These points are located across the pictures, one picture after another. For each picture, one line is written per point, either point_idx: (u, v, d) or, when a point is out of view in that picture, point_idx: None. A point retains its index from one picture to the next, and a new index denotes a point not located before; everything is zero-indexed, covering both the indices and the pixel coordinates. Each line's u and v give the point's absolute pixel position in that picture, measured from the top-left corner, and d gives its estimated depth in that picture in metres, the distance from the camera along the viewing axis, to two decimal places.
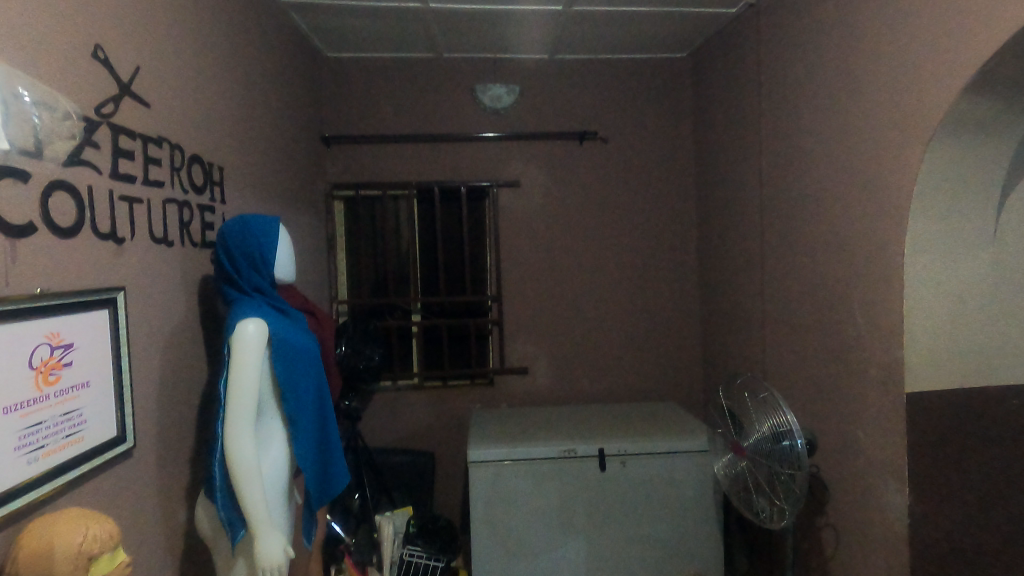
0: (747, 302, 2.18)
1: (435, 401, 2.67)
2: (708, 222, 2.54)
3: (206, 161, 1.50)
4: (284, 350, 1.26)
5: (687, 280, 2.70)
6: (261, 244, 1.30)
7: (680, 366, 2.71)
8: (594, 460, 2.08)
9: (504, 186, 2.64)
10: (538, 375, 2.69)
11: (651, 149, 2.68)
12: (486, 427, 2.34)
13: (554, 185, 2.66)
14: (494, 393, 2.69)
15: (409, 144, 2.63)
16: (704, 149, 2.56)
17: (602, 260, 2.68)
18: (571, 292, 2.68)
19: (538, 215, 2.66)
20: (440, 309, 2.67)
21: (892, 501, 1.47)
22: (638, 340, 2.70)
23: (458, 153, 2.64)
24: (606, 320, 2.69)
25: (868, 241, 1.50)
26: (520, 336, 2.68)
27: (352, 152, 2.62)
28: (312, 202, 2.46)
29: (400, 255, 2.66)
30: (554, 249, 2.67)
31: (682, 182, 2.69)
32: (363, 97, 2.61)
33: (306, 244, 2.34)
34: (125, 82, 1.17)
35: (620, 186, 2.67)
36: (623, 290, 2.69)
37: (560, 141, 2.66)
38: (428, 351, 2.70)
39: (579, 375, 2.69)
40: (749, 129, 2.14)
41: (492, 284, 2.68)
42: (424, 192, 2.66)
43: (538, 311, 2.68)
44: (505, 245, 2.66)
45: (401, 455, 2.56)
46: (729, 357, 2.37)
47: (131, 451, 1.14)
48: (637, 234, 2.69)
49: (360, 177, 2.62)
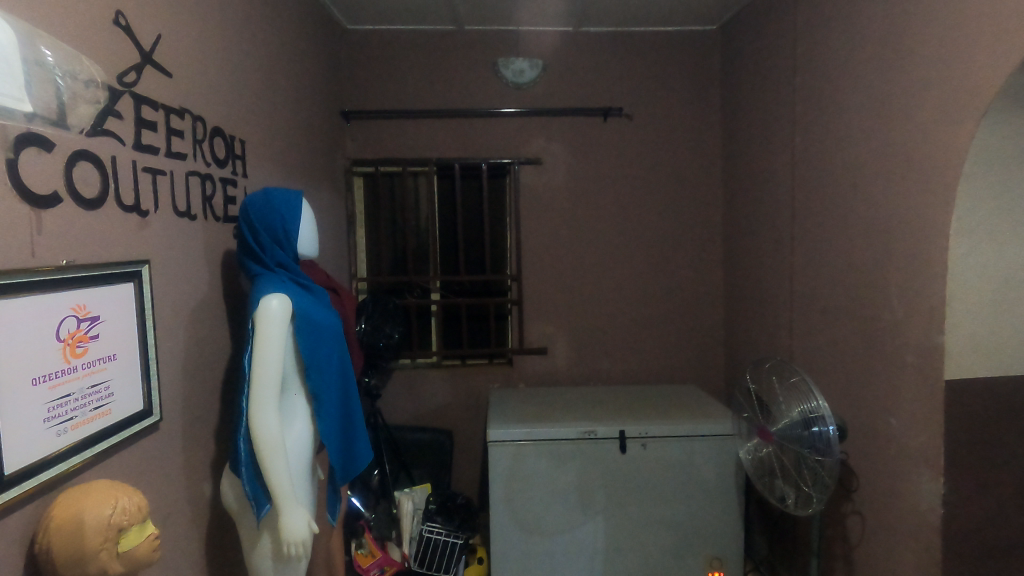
0: (776, 285, 2.12)
1: (454, 380, 2.67)
2: (736, 201, 2.47)
3: (227, 134, 1.48)
4: (307, 326, 1.25)
5: (712, 262, 2.65)
6: (283, 218, 1.28)
7: (703, 349, 2.67)
8: (614, 442, 2.07)
9: (525, 164, 2.59)
10: (557, 356, 2.67)
11: (677, 126, 2.60)
12: (505, 407, 2.33)
13: (576, 162, 2.61)
14: (513, 372, 2.68)
15: (430, 120, 2.58)
16: (733, 125, 2.48)
17: (625, 240, 2.63)
18: (593, 272, 2.64)
19: (560, 193, 2.61)
20: (460, 287, 2.65)
21: (924, 491, 1.43)
22: (660, 322, 2.66)
23: (479, 129, 2.59)
24: (628, 301, 2.65)
25: (909, 222, 1.44)
26: (540, 316, 2.66)
27: (372, 128, 2.58)
28: (332, 178, 2.44)
29: (420, 234, 2.65)
30: (575, 228, 2.63)
31: (709, 160, 2.62)
32: (383, 70, 2.56)
33: (326, 220, 2.33)
34: (146, 51, 1.14)
35: (644, 164, 2.61)
36: (646, 270, 2.64)
37: (583, 117, 2.59)
38: (447, 330, 2.69)
39: (600, 357, 2.67)
40: (782, 104, 2.06)
41: (512, 263, 2.65)
42: (444, 169, 2.62)
43: (559, 291, 2.65)
44: (526, 223, 2.62)
45: (421, 433, 2.57)
46: (754, 341, 2.32)
47: (157, 425, 1.14)
48: (662, 213, 2.63)
49: (380, 153, 2.59)
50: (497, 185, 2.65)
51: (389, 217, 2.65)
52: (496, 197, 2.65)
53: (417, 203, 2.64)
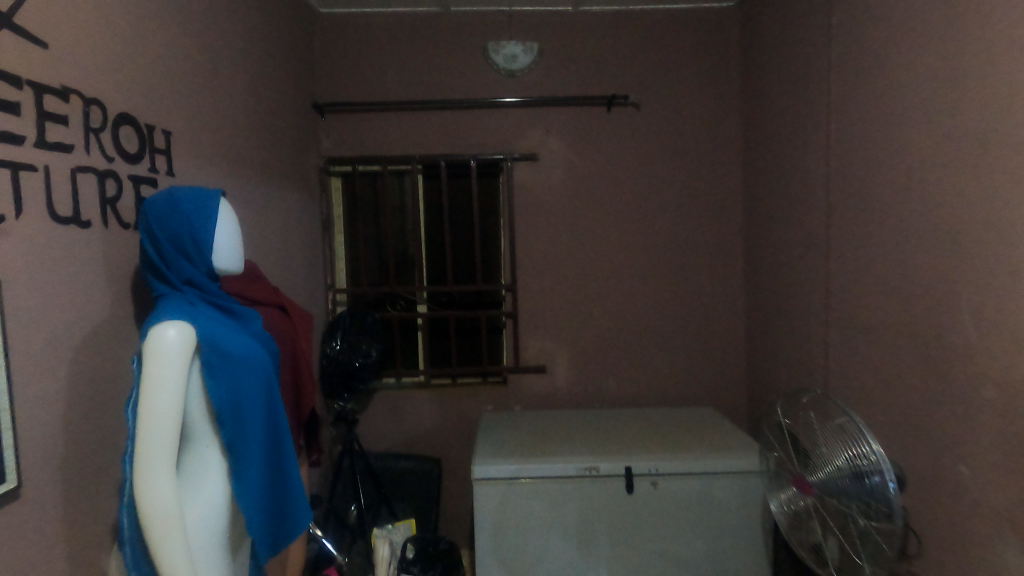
0: (809, 296, 1.83)
1: (442, 401, 2.40)
2: (759, 199, 2.18)
3: (142, 123, 1.22)
4: (217, 362, 0.99)
5: (731, 268, 2.35)
6: (191, 225, 1.02)
7: (722, 365, 2.37)
8: (620, 480, 1.78)
9: (520, 160, 2.32)
10: (557, 375, 2.38)
11: (691, 115, 2.31)
12: (497, 436, 2.05)
13: (578, 157, 2.33)
14: (508, 393, 2.40)
15: (413, 112, 2.32)
16: (755, 112, 2.19)
17: (633, 245, 2.35)
18: (597, 280, 2.35)
19: (559, 192, 2.33)
20: (448, 299, 2.38)
21: (1012, 563, 1.11)
22: (673, 336, 2.37)
23: (469, 121, 2.32)
24: (637, 313, 2.36)
25: (988, 220, 1.14)
26: (538, 330, 2.38)
27: (349, 123, 2.33)
28: (303, 178, 2.18)
29: (404, 239, 2.38)
30: (577, 231, 2.34)
31: (727, 154, 2.32)
32: (362, 58, 2.30)
33: (294, 225, 2.07)
34: (3, 12, 0.89)
35: (654, 158, 2.32)
36: (656, 277, 2.35)
37: (585, 107, 2.31)
38: (435, 345, 2.42)
39: (606, 375, 2.38)
40: (815, 85, 1.76)
41: (505, 271, 2.37)
42: (429, 167, 2.36)
43: (559, 302, 2.36)
44: (522, 226, 2.34)
45: (405, 461, 2.30)
46: (783, 360, 2.02)
47: (17, 491, 0.88)
48: (674, 214, 2.34)
49: (358, 151, 2.33)
50: (489, 184, 2.38)
51: (371, 222, 2.40)
52: (487, 197, 2.38)
53: (401, 206, 2.38)
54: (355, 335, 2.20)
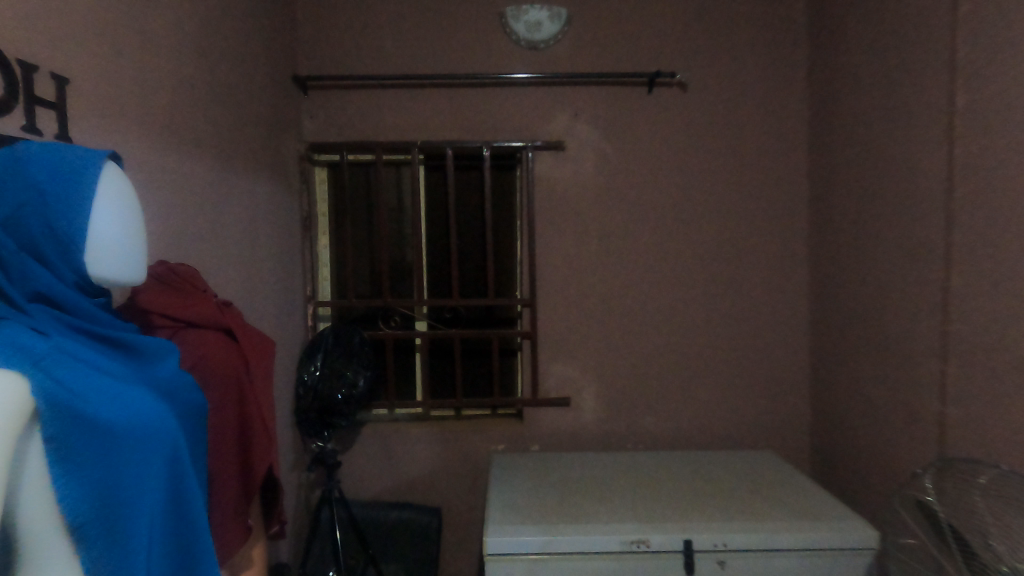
0: (919, 321, 1.43)
1: (444, 439, 1.98)
2: (835, 201, 1.79)
3: (12, 59, 0.82)
4: (75, 439, 0.59)
5: (795, 283, 1.95)
6: (50, 208, 0.62)
7: (782, 399, 1.97)
8: (677, 557, 1.37)
9: (543, 150, 1.92)
10: (583, 409, 1.98)
11: (748, 100, 1.93)
12: (514, 492, 1.64)
13: (612, 147, 1.93)
14: (523, 430, 1.99)
15: (415, 91, 1.92)
16: (830, 96, 1.80)
17: (678, 254, 1.95)
18: (633, 296, 1.95)
19: (589, 189, 1.94)
20: (454, 315, 1.99)
21: None
22: (724, 364, 1.97)
23: (482, 102, 1.93)
24: (681, 335, 1.96)
25: None
26: (560, 355, 1.97)
27: (337, 102, 1.93)
28: (279, 167, 1.78)
29: (403, 243, 1.99)
30: (610, 236, 1.95)
31: (791, 147, 1.93)
32: (354, 26, 1.91)
33: (264, 223, 1.67)
34: None
35: (705, 150, 1.93)
36: (705, 294, 1.95)
37: (623, 88, 1.93)
38: (436, 371, 2.02)
39: (641, 410, 1.98)
40: (934, 52, 1.37)
41: (523, 284, 1.97)
42: (434, 158, 1.98)
43: (587, 322, 1.96)
44: (543, 230, 1.94)
45: (400, 512, 1.89)
46: (872, 399, 1.62)
47: None
48: (728, 217, 1.94)
49: (348, 135, 1.94)
50: (503, 178, 1.99)
51: (362, 221, 2.01)
52: (501, 194, 1.99)
53: (399, 203, 1.99)
54: (340, 359, 1.80)
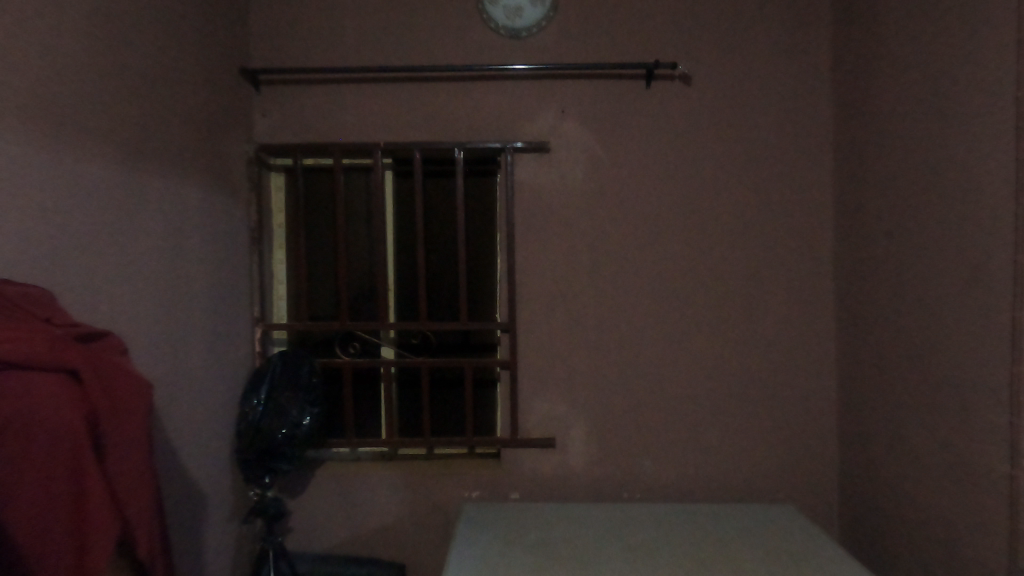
0: (981, 360, 1.15)
1: (409, 483, 1.72)
2: (868, 210, 1.52)
3: None
4: None
5: (818, 307, 1.68)
6: None
7: (804, 442, 1.69)
8: None
9: (526, 153, 1.68)
10: (571, 451, 1.71)
11: (762, 95, 1.67)
12: (484, 557, 1.37)
13: (604, 150, 1.68)
14: (501, 473, 1.72)
15: (381, 86, 1.70)
16: (861, 88, 1.54)
17: (682, 274, 1.68)
18: (629, 321, 1.69)
19: (579, 197, 1.68)
20: (423, 340, 1.74)
21: None
22: (736, 401, 1.68)
23: (455, 98, 1.69)
24: (685, 367, 1.69)
25: None
26: (544, 388, 1.70)
27: (292, 99, 1.71)
28: (222, 171, 1.56)
29: (367, 258, 1.76)
30: (602, 252, 1.69)
31: (813, 148, 1.67)
32: (313, 14, 1.70)
33: (197, 235, 1.45)
34: None
35: (712, 152, 1.67)
36: (713, 319, 1.68)
37: (618, 83, 1.68)
38: (403, 404, 1.77)
39: (639, 453, 1.70)
40: (998, 25, 1.11)
41: (502, 305, 1.72)
42: (402, 162, 1.75)
43: (576, 351, 1.70)
44: (525, 244, 1.69)
45: (355, 569, 1.63)
46: (919, 452, 1.34)
47: None
48: (740, 231, 1.67)
49: (304, 136, 1.71)
50: (481, 184, 1.74)
51: (321, 233, 1.77)
52: (478, 202, 1.75)
53: (363, 213, 1.76)
54: (286, 393, 1.58)
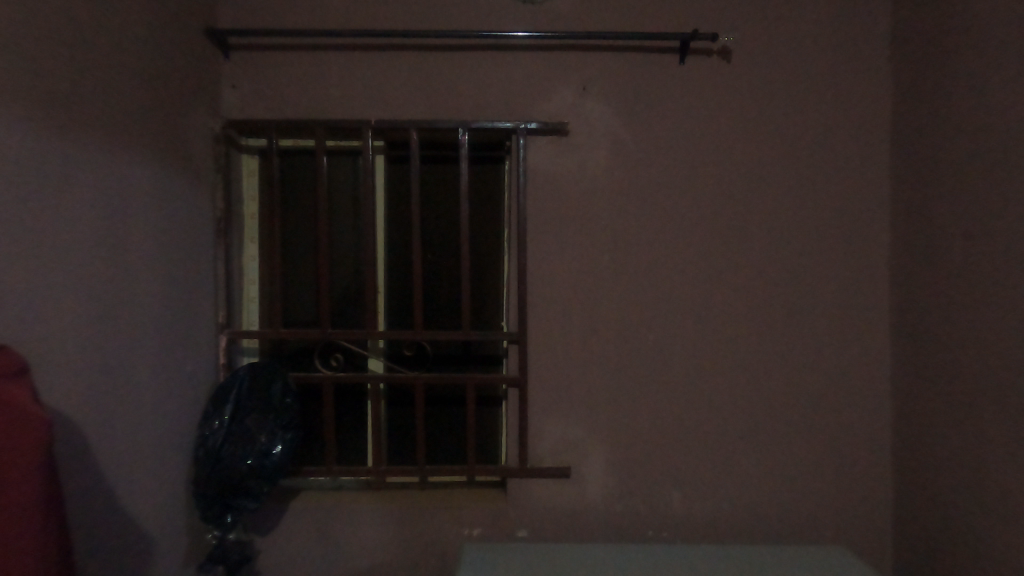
0: None
1: (399, 519, 1.47)
2: (941, 206, 1.31)
3: None
4: None
5: (872, 317, 1.47)
6: None
7: (854, 472, 1.48)
8: None
9: (540, 135, 1.45)
10: (588, 480, 1.48)
11: (811, 74, 1.46)
12: None
13: (630, 133, 1.46)
14: (506, 507, 1.48)
15: (372, 55, 1.46)
16: (932, 65, 1.34)
17: (719, 278, 1.46)
18: (657, 331, 1.46)
19: (601, 189, 1.46)
20: (418, 351, 1.50)
21: None
22: (778, 424, 1.47)
23: (459, 70, 1.46)
24: (721, 385, 1.47)
25: None
26: (558, 408, 1.47)
27: (267, 68, 1.46)
28: (180, 148, 1.31)
29: (353, 255, 1.51)
30: (627, 251, 1.46)
31: (868, 136, 1.46)
32: None
33: (146, 223, 1.19)
34: None
35: (753, 139, 1.46)
36: (751, 330, 1.47)
37: (647, 56, 1.46)
38: (394, 426, 1.52)
39: (666, 483, 1.48)
40: None
41: (511, 311, 1.48)
42: (396, 144, 1.52)
43: (595, 365, 1.47)
44: (537, 240, 1.46)
45: None
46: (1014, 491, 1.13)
47: None
48: (784, 229, 1.46)
49: (281, 112, 1.47)
50: (487, 171, 1.51)
51: (300, 225, 1.52)
52: (484, 193, 1.51)
53: (350, 203, 1.51)
54: (254, 414, 1.32)
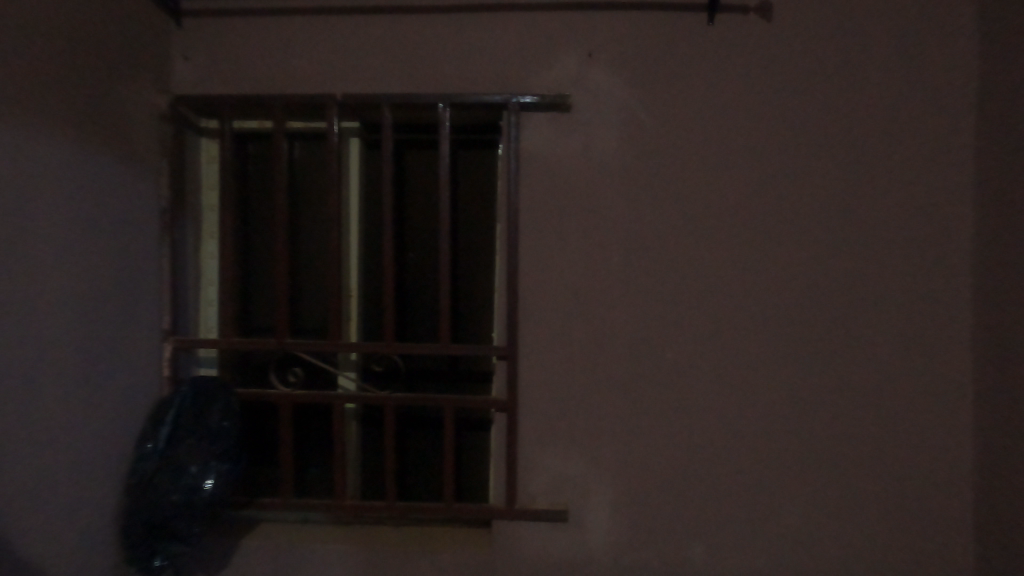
0: None
1: (365, 563, 1.25)
2: None
3: None
4: None
5: (950, 335, 1.19)
6: None
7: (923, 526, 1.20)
8: None
9: (539, 110, 1.21)
10: (592, 525, 1.23)
11: (874, 34, 1.18)
12: None
13: (648, 108, 1.21)
14: (492, 555, 1.24)
15: (345, 19, 1.26)
16: None
17: (756, 285, 1.20)
18: (678, 347, 1.21)
19: (612, 175, 1.21)
20: (391, 366, 1.28)
21: None
22: (826, 464, 1.20)
23: (445, 34, 1.24)
24: (756, 415, 1.21)
25: None
26: (557, 437, 1.22)
27: (225, 36, 1.27)
28: (117, 126, 1.13)
29: (320, 254, 1.30)
30: (642, 249, 1.21)
31: (947, 110, 1.18)
32: None
33: (69, 212, 1.01)
34: None
35: (799, 114, 1.19)
36: (795, 348, 1.20)
37: (670, 15, 1.21)
38: (366, 453, 1.31)
39: (685, 531, 1.22)
40: None
41: (500, 321, 1.23)
42: (371, 126, 1.31)
43: (602, 386, 1.22)
44: (535, 237, 1.22)
45: None
46: None
47: None
48: (837, 226, 1.19)
49: (240, 86, 1.27)
50: (476, 156, 1.29)
51: (262, 219, 1.33)
52: (473, 183, 1.29)
53: (317, 194, 1.31)
54: (188, 441, 1.13)
